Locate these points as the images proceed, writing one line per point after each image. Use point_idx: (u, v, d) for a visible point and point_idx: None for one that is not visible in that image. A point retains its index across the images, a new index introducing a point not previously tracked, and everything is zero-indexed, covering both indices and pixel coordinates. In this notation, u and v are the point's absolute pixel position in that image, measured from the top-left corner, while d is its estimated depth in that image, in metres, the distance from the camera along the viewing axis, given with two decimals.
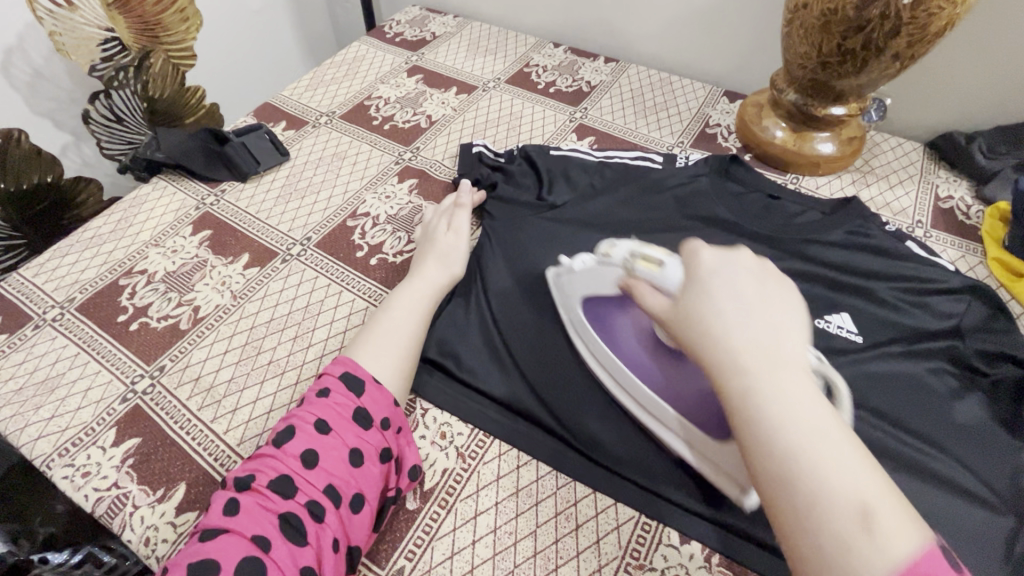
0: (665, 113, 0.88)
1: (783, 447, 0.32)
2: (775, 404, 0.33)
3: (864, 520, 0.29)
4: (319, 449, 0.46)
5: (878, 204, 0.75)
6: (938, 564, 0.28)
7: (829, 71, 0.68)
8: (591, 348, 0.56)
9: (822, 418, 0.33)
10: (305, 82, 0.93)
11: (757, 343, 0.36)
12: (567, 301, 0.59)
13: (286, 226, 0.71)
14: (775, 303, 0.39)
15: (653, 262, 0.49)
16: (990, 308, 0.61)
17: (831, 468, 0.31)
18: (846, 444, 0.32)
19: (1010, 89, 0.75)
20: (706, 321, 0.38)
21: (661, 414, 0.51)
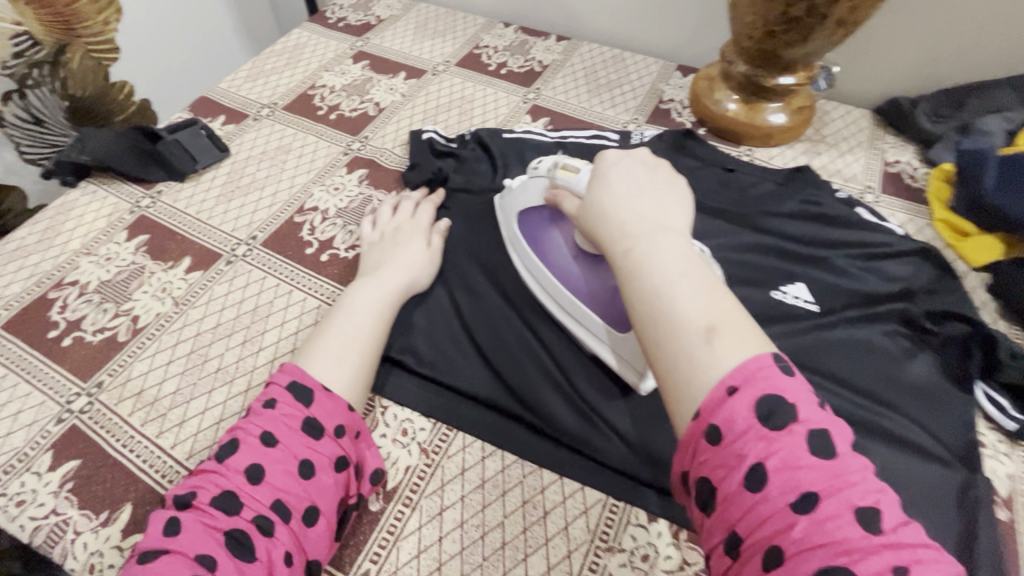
0: (619, 90, 0.87)
1: (648, 287, 0.36)
2: (646, 255, 0.38)
3: (707, 336, 0.33)
4: (264, 463, 0.43)
5: (830, 171, 0.76)
6: (773, 374, 0.31)
7: (776, 40, 0.67)
8: (521, 258, 0.60)
9: (684, 263, 0.37)
10: (244, 73, 0.88)
11: (636, 215, 0.41)
12: (506, 216, 0.63)
13: (229, 226, 0.67)
14: (657, 186, 0.44)
15: (571, 170, 0.53)
16: (937, 268, 0.62)
17: (682, 298, 0.35)
18: (705, 280, 0.36)
19: (941, 57, 0.77)
20: (602, 207, 0.44)
21: (577, 313, 0.55)
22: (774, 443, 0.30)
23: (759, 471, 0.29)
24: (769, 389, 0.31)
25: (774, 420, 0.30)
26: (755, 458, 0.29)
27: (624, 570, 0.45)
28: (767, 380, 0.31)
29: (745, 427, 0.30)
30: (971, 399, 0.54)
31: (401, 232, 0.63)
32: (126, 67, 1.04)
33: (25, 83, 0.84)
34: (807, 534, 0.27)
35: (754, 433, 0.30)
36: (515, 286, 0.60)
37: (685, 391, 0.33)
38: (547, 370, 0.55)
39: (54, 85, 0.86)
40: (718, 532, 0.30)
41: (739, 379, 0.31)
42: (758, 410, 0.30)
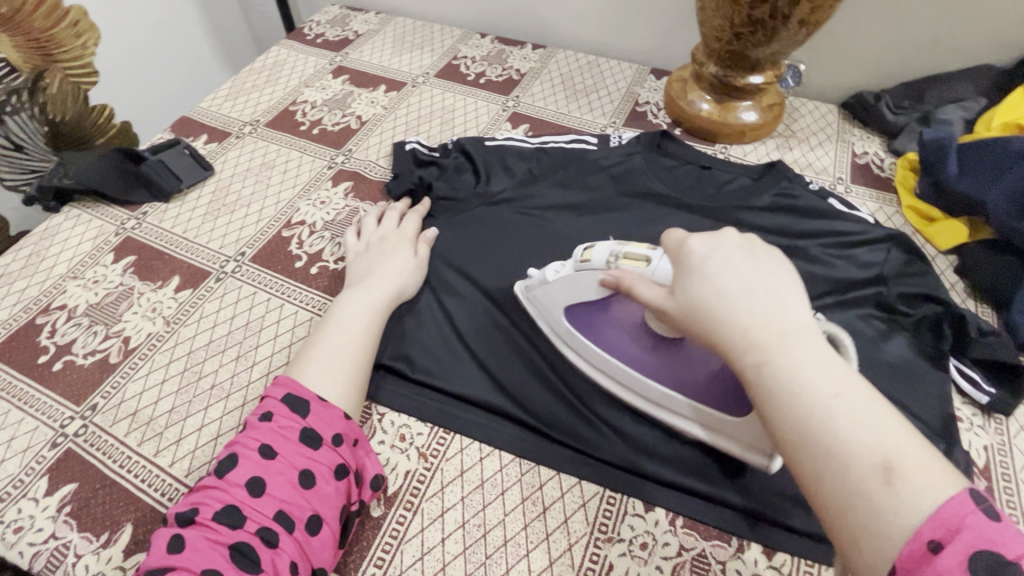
0: (596, 94, 0.89)
1: (796, 412, 0.33)
2: (786, 373, 0.34)
3: (886, 477, 0.29)
4: (265, 476, 0.44)
5: (802, 165, 0.79)
6: (979, 518, 0.27)
7: (742, 42, 0.70)
8: (585, 355, 0.55)
9: (832, 380, 0.34)
10: (224, 91, 0.89)
11: (756, 317, 0.37)
12: (548, 314, 0.57)
13: (217, 243, 0.68)
14: (767, 272, 0.40)
15: (638, 259, 0.49)
16: (907, 252, 0.65)
17: (843, 428, 0.31)
18: (861, 399, 0.33)
19: (900, 53, 0.81)
20: (706, 304, 0.39)
21: (670, 404, 0.51)
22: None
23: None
24: (979, 540, 0.26)
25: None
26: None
27: (624, 560, 0.46)
28: (975, 526, 0.27)
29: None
30: (945, 375, 0.57)
31: (387, 243, 0.64)
32: (103, 89, 1.04)
33: (6, 109, 0.82)
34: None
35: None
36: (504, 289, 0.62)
37: (868, 544, 0.29)
38: (539, 370, 0.56)
39: (33, 110, 0.86)
40: None
41: (941, 529, 0.27)
42: (974, 566, 0.26)
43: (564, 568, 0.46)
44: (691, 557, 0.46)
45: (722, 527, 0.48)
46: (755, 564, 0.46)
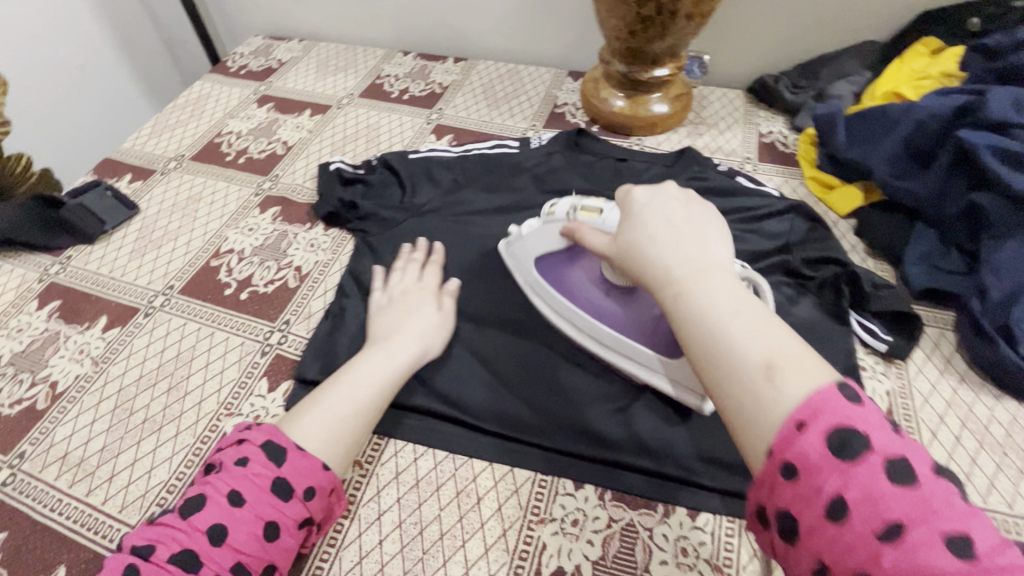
0: (516, 100, 0.93)
1: (699, 325, 0.36)
2: (697, 294, 0.37)
3: (767, 373, 0.32)
4: (229, 524, 0.42)
5: (712, 148, 0.83)
6: (839, 401, 0.29)
7: (638, 39, 0.74)
8: (550, 304, 0.60)
9: (734, 300, 0.37)
10: (147, 130, 0.89)
11: (679, 253, 0.41)
12: (522, 266, 0.62)
13: (145, 279, 0.68)
14: (694, 219, 0.44)
15: (592, 211, 0.54)
16: (808, 221, 0.70)
17: (737, 333, 0.35)
18: (758, 315, 0.36)
19: (790, 36, 0.86)
20: (641, 245, 0.43)
21: (623, 347, 0.55)
22: (850, 474, 0.28)
23: (838, 503, 0.27)
24: (839, 419, 0.29)
25: (849, 450, 0.28)
26: (832, 490, 0.28)
27: (556, 538, 0.48)
28: (836, 410, 0.29)
29: (817, 460, 0.28)
30: (847, 329, 0.60)
31: (409, 298, 0.60)
32: (25, 137, 1.03)
33: None
34: (898, 568, 0.25)
35: (827, 466, 0.28)
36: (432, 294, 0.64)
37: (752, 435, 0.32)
38: (470, 368, 0.58)
39: None
40: (808, 561, 0.29)
41: (806, 413, 0.30)
42: (830, 441, 0.28)
43: (499, 553, 0.47)
44: (620, 528, 0.48)
45: (647, 495, 0.50)
46: (680, 526, 0.48)
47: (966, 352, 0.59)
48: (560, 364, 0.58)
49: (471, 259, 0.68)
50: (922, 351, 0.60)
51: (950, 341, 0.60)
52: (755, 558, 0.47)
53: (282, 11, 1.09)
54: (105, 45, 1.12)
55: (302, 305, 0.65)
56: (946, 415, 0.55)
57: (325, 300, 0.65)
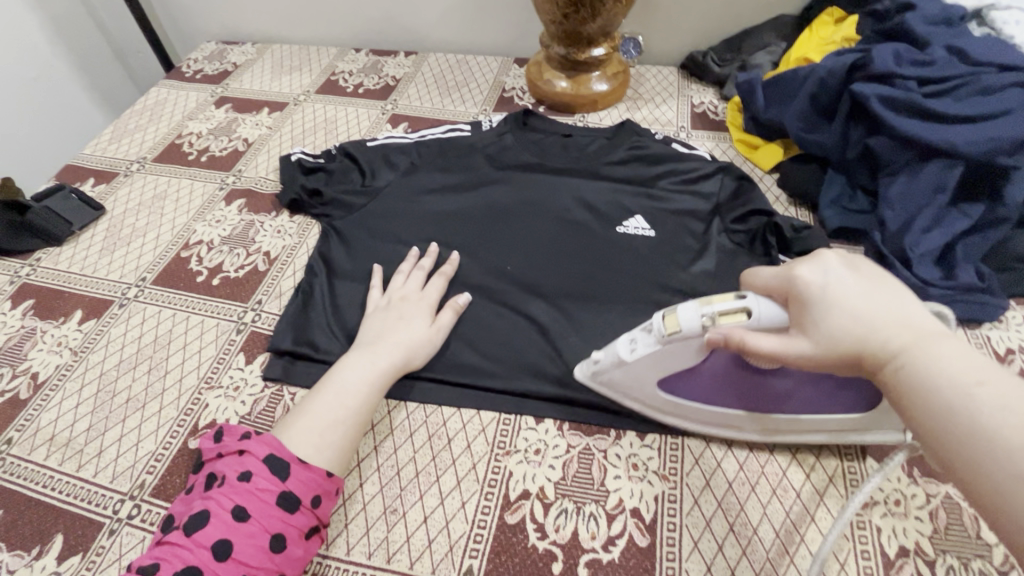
0: (466, 88, 0.98)
1: (937, 400, 0.33)
2: (926, 366, 0.34)
3: None
4: (234, 539, 0.43)
5: (650, 121, 0.90)
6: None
7: (572, 21, 0.81)
8: (691, 413, 0.53)
9: (976, 368, 0.33)
10: (107, 136, 0.91)
11: (884, 321, 0.37)
12: (630, 390, 0.53)
13: (117, 273, 0.71)
14: (877, 288, 0.39)
15: (737, 313, 0.43)
16: (738, 176, 0.76)
17: (988, 407, 0.31)
18: (1007, 383, 0.32)
19: (713, 14, 0.94)
20: (835, 322, 0.38)
21: (798, 427, 0.51)
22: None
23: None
24: None
25: None
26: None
27: (521, 466, 0.53)
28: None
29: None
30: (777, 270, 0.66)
31: (407, 305, 0.62)
32: None
33: None
34: None
35: None
36: (392, 269, 0.68)
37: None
38: None
39: None
40: None
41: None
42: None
43: (471, 483, 0.52)
44: (577, 452, 0.54)
45: (601, 422, 0.56)
46: (631, 445, 0.55)
47: None
48: (517, 319, 0.64)
49: (430, 234, 0.72)
50: None
51: None
52: (696, 465, 0.53)
53: (234, 15, 1.12)
54: (56, 57, 1.13)
55: (273, 286, 0.68)
56: None
57: (295, 279, 0.69)
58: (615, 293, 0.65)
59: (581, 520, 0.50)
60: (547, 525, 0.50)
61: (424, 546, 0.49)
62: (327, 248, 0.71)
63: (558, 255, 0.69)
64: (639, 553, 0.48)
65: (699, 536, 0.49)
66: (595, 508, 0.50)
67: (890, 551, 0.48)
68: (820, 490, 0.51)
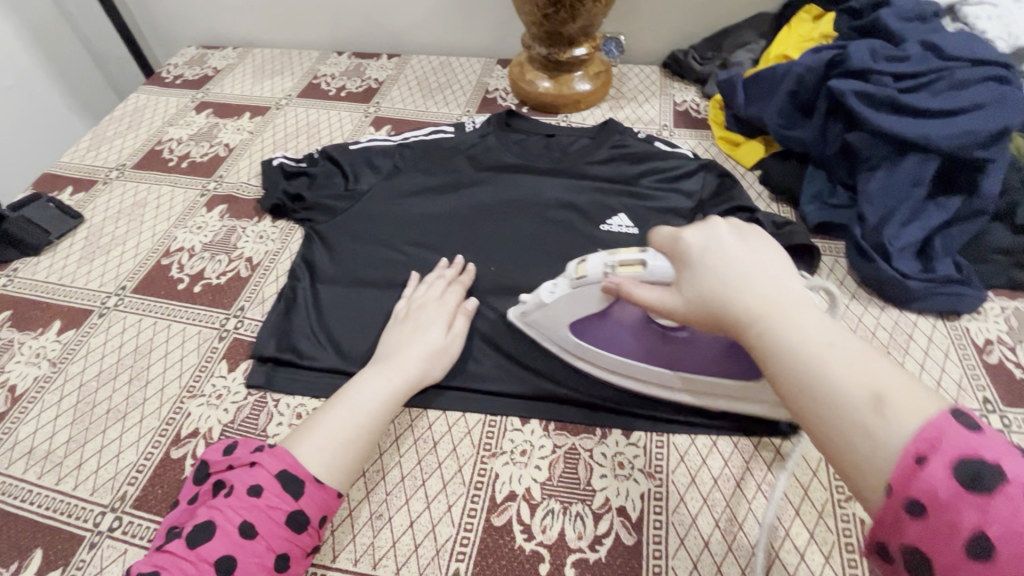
0: (449, 90, 0.97)
1: (791, 362, 0.33)
2: (786, 330, 0.35)
3: (877, 408, 0.30)
4: (239, 557, 0.42)
5: (632, 120, 0.90)
6: (957, 429, 0.27)
7: (553, 22, 0.81)
8: (602, 365, 0.57)
9: (828, 331, 0.34)
10: (85, 143, 0.90)
11: (755, 288, 0.37)
12: (553, 334, 0.57)
13: (96, 282, 0.70)
14: (755, 256, 0.39)
15: (634, 264, 0.47)
16: (720, 174, 0.76)
17: (836, 368, 0.32)
18: (854, 345, 0.33)
19: (694, 13, 0.94)
20: (709, 287, 0.39)
21: (696, 385, 0.54)
22: (991, 509, 0.25)
23: (983, 541, 0.25)
24: (963, 449, 0.26)
25: (984, 484, 0.25)
26: (973, 527, 0.25)
27: (507, 467, 0.53)
28: (954, 438, 0.27)
29: (949, 496, 0.26)
30: None
31: (428, 316, 0.60)
32: None
33: None
34: None
35: (964, 501, 0.25)
36: (375, 272, 0.68)
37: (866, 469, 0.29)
38: None
39: None
40: None
41: (924, 444, 0.27)
42: (959, 474, 0.26)
43: (457, 486, 0.52)
44: (563, 452, 0.54)
45: (586, 421, 0.56)
46: (617, 444, 0.55)
47: (856, 274, 0.66)
48: (502, 321, 0.63)
49: (413, 237, 0.72)
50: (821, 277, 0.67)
51: (842, 266, 0.68)
52: (682, 462, 0.53)
53: (214, 19, 1.11)
54: (32, 65, 1.11)
55: (255, 292, 0.68)
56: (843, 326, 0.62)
57: (277, 285, 0.68)
58: None
59: (567, 520, 0.50)
60: (534, 526, 0.49)
61: (410, 551, 0.48)
62: (309, 253, 0.70)
63: (542, 255, 0.69)
64: (626, 552, 0.48)
65: (685, 534, 0.49)
66: (581, 508, 0.50)
67: None
68: (804, 484, 0.51)
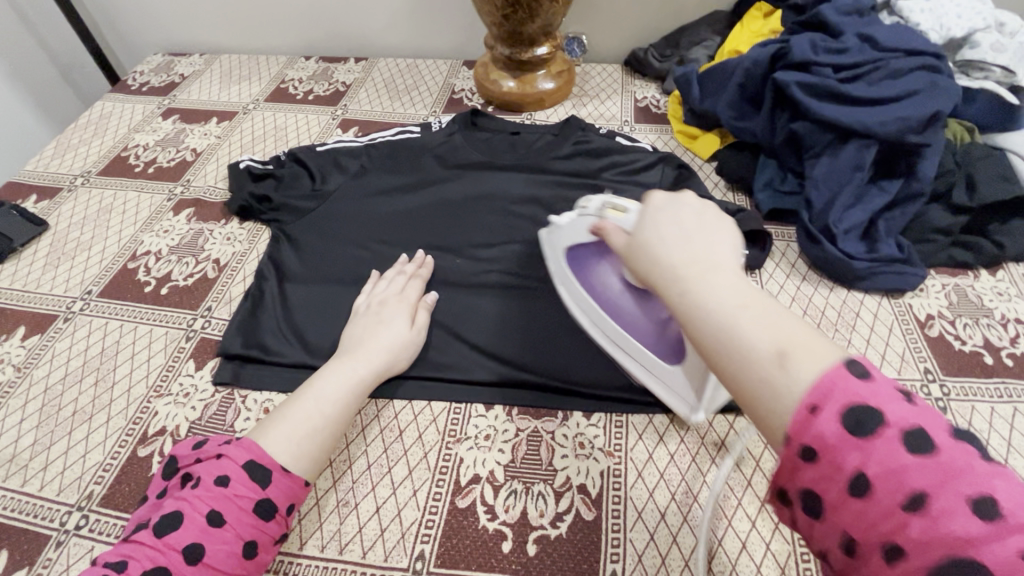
0: (416, 91, 0.99)
1: (705, 320, 0.33)
2: (701, 289, 0.34)
3: (781, 362, 0.29)
4: (207, 544, 0.43)
5: (595, 116, 0.93)
6: (850, 379, 0.27)
7: (513, 22, 0.84)
8: (573, 293, 0.61)
9: (743, 289, 0.33)
10: (50, 151, 0.89)
11: (679, 248, 0.36)
12: (554, 252, 0.62)
13: (62, 288, 0.70)
14: (685, 215, 0.38)
15: (621, 211, 0.51)
16: (678, 165, 0.79)
17: (746, 325, 0.31)
18: (766, 302, 0.32)
19: (651, 12, 0.97)
20: (638, 249, 0.39)
21: (626, 343, 0.56)
22: (870, 450, 0.26)
23: (861, 480, 0.26)
24: (849, 397, 0.27)
25: (865, 428, 0.26)
26: (854, 467, 0.26)
27: (472, 451, 0.55)
28: (844, 386, 0.27)
29: (835, 440, 0.26)
30: None
31: (388, 309, 0.61)
32: None
33: None
34: (925, 537, 0.24)
35: (847, 444, 0.26)
36: (342, 270, 0.69)
37: (768, 419, 0.29)
38: None
39: None
40: (833, 534, 0.27)
41: (818, 395, 0.28)
42: (845, 420, 0.26)
43: (422, 472, 0.54)
44: (526, 435, 0.56)
45: (548, 405, 0.58)
46: (578, 425, 0.56)
47: (806, 257, 0.69)
48: (467, 313, 0.65)
49: (380, 235, 0.73)
50: (774, 261, 0.70)
51: (794, 250, 0.71)
52: (640, 440, 0.55)
53: (180, 26, 1.11)
54: None
55: (222, 292, 0.69)
56: (793, 307, 0.65)
57: (245, 284, 0.69)
58: None
59: (530, 500, 0.51)
60: (497, 506, 0.51)
61: (376, 535, 0.50)
62: (276, 253, 0.71)
63: (506, 248, 0.71)
64: (586, 527, 0.50)
65: (643, 507, 0.51)
66: (543, 488, 0.52)
67: None
68: (755, 456, 0.53)
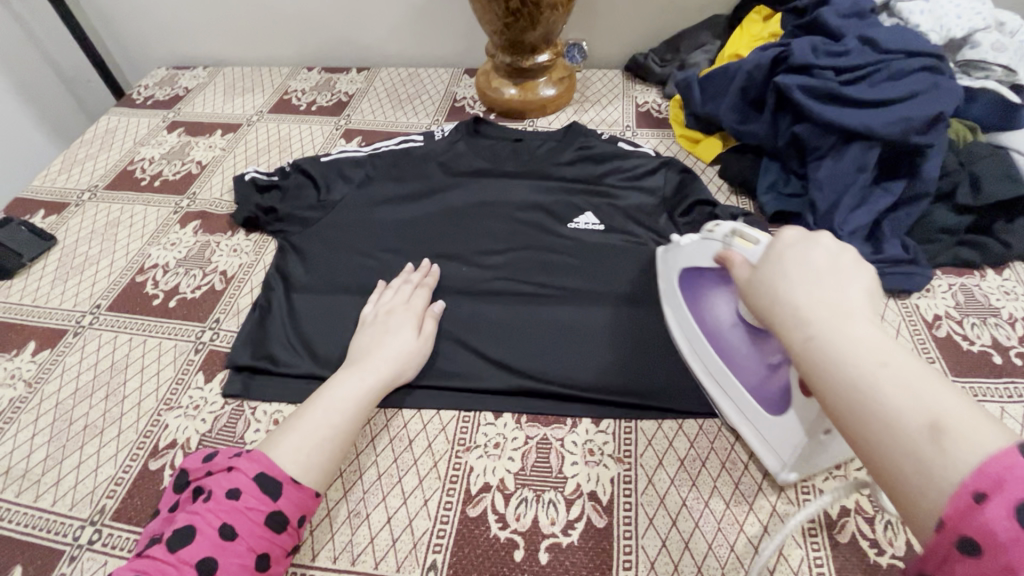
0: (418, 100, 1.00)
1: (841, 375, 0.32)
2: (834, 342, 0.33)
3: (931, 433, 0.28)
4: (220, 558, 0.43)
5: (597, 122, 0.93)
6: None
7: (513, 30, 0.84)
8: (678, 319, 0.59)
9: (884, 349, 0.32)
10: (56, 166, 0.90)
11: (812, 295, 0.36)
12: (669, 271, 0.60)
13: (70, 302, 0.70)
14: (825, 261, 0.37)
15: (749, 241, 0.47)
16: (681, 169, 0.79)
17: (889, 388, 0.30)
18: (914, 367, 0.31)
19: (651, 17, 0.98)
20: (764, 291, 0.39)
21: (724, 381, 0.54)
22: None
23: None
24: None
25: None
26: None
27: (481, 460, 0.55)
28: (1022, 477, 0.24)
29: (1007, 538, 0.23)
30: None
31: (395, 319, 0.61)
32: None
33: None
34: None
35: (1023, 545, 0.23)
36: (349, 280, 0.69)
37: (909, 491, 0.28)
38: None
39: None
40: None
41: (987, 482, 0.25)
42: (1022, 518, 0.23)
43: (432, 481, 0.54)
44: (535, 443, 0.56)
45: (556, 412, 0.58)
46: (587, 432, 0.56)
47: None
48: (474, 321, 0.65)
49: (386, 244, 0.73)
50: None
51: None
52: (649, 446, 0.55)
53: (184, 40, 1.12)
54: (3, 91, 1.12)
55: (230, 304, 0.69)
56: None
57: (252, 296, 0.70)
58: (566, 285, 0.67)
59: (540, 508, 0.51)
60: (508, 514, 0.51)
61: (388, 546, 0.50)
62: (283, 264, 0.71)
63: (512, 255, 0.71)
64: (597, 534, 0.50)
65: (654, 513, 0.51)
66: (553, 495, 0.52)
67: (833, 512, 0.50)
68: None
